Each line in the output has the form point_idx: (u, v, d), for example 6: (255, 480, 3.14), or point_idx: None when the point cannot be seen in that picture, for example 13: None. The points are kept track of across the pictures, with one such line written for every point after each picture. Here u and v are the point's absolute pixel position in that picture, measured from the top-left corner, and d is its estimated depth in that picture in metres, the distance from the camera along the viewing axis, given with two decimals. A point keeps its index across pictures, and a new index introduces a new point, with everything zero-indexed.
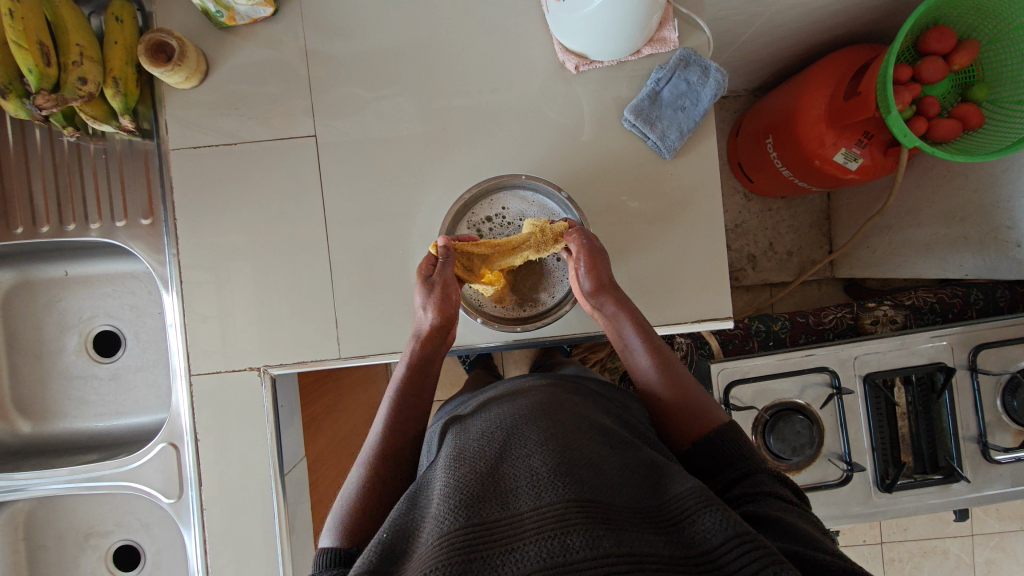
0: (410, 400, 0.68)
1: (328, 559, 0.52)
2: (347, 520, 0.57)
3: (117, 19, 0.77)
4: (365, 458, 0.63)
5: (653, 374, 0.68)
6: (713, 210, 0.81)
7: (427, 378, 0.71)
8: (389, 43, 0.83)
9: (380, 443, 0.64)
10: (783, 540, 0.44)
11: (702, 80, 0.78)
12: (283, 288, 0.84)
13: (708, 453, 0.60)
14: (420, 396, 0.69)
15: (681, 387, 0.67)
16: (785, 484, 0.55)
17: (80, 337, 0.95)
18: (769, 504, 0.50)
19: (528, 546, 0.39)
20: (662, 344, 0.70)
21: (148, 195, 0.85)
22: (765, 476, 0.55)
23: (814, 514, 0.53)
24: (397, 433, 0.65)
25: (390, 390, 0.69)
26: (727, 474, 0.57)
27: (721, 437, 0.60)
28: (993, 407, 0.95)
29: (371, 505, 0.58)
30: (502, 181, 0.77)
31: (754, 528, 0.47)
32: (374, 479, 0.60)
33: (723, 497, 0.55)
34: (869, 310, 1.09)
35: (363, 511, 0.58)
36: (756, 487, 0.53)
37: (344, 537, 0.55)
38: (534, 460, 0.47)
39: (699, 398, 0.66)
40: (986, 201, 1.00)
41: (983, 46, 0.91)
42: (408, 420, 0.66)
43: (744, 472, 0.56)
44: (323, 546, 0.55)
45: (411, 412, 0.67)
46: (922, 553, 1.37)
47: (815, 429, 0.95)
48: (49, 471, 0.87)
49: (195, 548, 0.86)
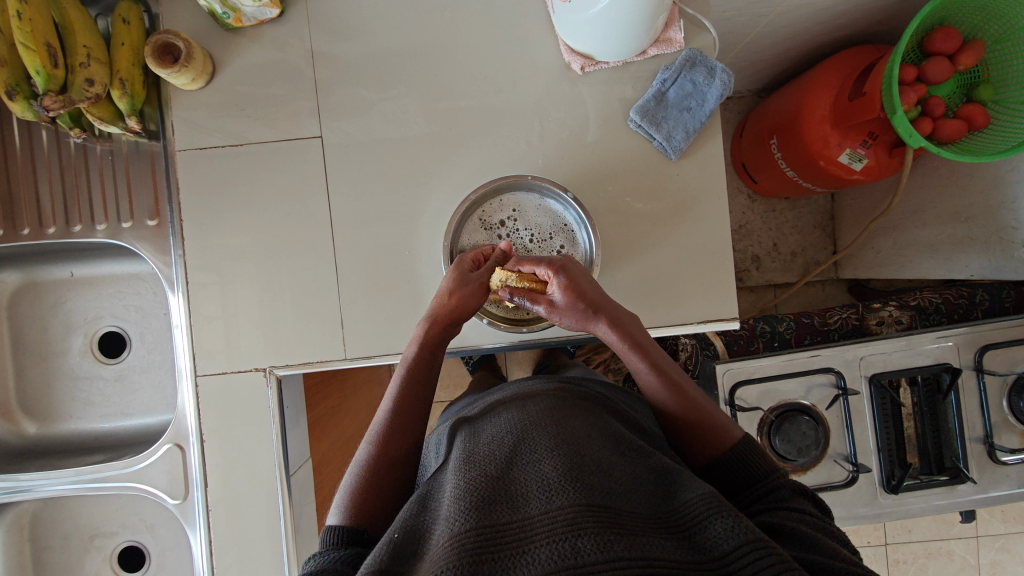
0: (420, 381, 0.67)
1: (335, 537, 0.52)
2: (354, 498, 0.56)
3: (125, 21, 0.78)
4: (372, 436, 0.62)
5: (665, 394, 0.65)
6: (720, 210, 0.81)
7: (432, 364, 0.69)
8: (395, 44, 0.83)
9: (389, 420, 0.63)
10: (802, 550, 0.44)
11: (707, 80, 0.78)
12: (288, 289, 0.84)
13: (727, 472, 0.58)
14: (429, 376, 0.68)
15: (693, 403, 0.64)
16: (809, 499, 0.54)
17: (86, 338, 0.96)
18: (785, 516, 0.50)
19: (539, 548, 0.39)
20: (672, 368, 0.67)
21: (155, 197, 0.85)
22: (787, 491, 0.54)
23: (838, 530, 0.52)
24: (407, 420, 0.63)
25: (400, 370, 0.68)
26: (747, 492, 0.55)
27: (742, 455, 0.58)
28: (999, 408, 0.95)
29: (380, 482, 0.58)
30: (508, 182, 0.78)
31: (773, 539, 0.47)
32: (380, 460, 0.60)
33: (745, 512, 0.54)
34: (875, 311, 1.09)
35: (369, 490, 0.57)
36: (775, 500, 0.53)
37: (351, 516, 0.54)
38: (544, 465, 0.47)
39: (712, 414, 0.63)
40: (991, 201, 1.00)
41: (989, 46, 0.91)
42: (415, 408, 0.64)
43: (764, 488, 0.55)
44: (331, 525, 0.54)
45: (419, 393, 0.66)
46: (927, 555, 1.37)
47: (821, 430, 0.95)
48: (55, 472, 0.87)
49: (200, 549, 0.86)
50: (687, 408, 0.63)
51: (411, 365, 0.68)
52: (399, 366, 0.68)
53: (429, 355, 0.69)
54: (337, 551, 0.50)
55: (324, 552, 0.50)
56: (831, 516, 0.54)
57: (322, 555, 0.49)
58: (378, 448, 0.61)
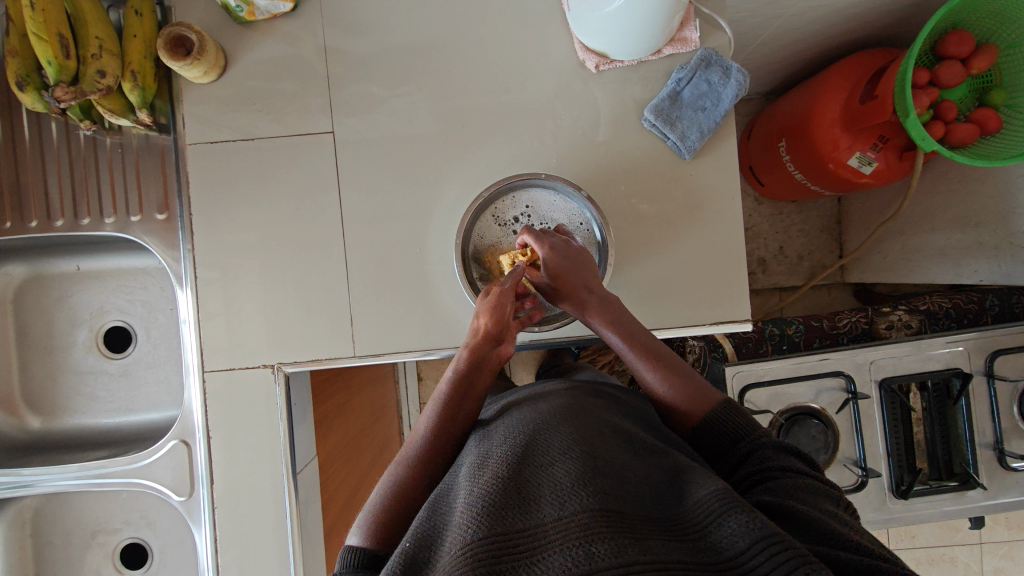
0: (456, 411, 0.64)
1: (356, 559, 0.51)
2: (374, 519, 0.55)
3: (137, 13, 0.77)
4: (401, 462, 0.61)
5: (653, 376, 0.64)
6: (732, 211, 0.81)
7: (467, 394, 0.66)
8: (407, 41, 0.82)
9: (421, 449, 0.61)
10: (802, 530, 0.43)
11: (723, 80, 0.78)
12: (296, 286, 0.84)
13: (709, 440, 0.58)
14: (466, 407, 0.65)
15: (685, 386, 0.62)
16: (795, 455, 0.54)
17: (91, 332, 0.95)
18: (783, 487, 0.48)
19: (553, 557, 0.38)
20: (676, 364, 0.64)
21: (163, 191, 0.84)
22: (770, 451, 0.54)
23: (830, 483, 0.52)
24: (436, 447, 0.61)
25: (434, 401, 0.65)
26: (730, 459, 0.56)
27: (721, 416, 0.58)
28: (1010, 414, 0.94)
29: (404, 501, 0.57)
30: (521, 180, 0.77)
31: (765, 514, 0.46)
32: (409, 486, 0.58)
33: (733, 480, 0.54)
34: (884, 315, 1.08)
35: (394, 517, 0.55)
36: (765, 463, 0.52)
37: (372, 539, 0.54)
38: (556, 467, 0.46)
39: (704, 392, 0.62)
40: (1002, 206, 0.99)
41: (1002, 51, 0.91)
42: (447, 439, 0.62)
43: (745, 451, 0.55)
44: (350, 545, 0.53)
45: (455, 421, 0.63)
46: (930, 560, 1.36)
47: (830, 433, 0.94)
48: (59, 467, 0.86)
49: (205, 547, 0.85)
50: (678, 391, 0.62)
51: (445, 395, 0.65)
52: (435, 398, 0.66)
53: (470, 380, 0.66)
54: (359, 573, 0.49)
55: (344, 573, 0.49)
56: (819, 467, 0.55)
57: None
58: (407, 475, 0.59)
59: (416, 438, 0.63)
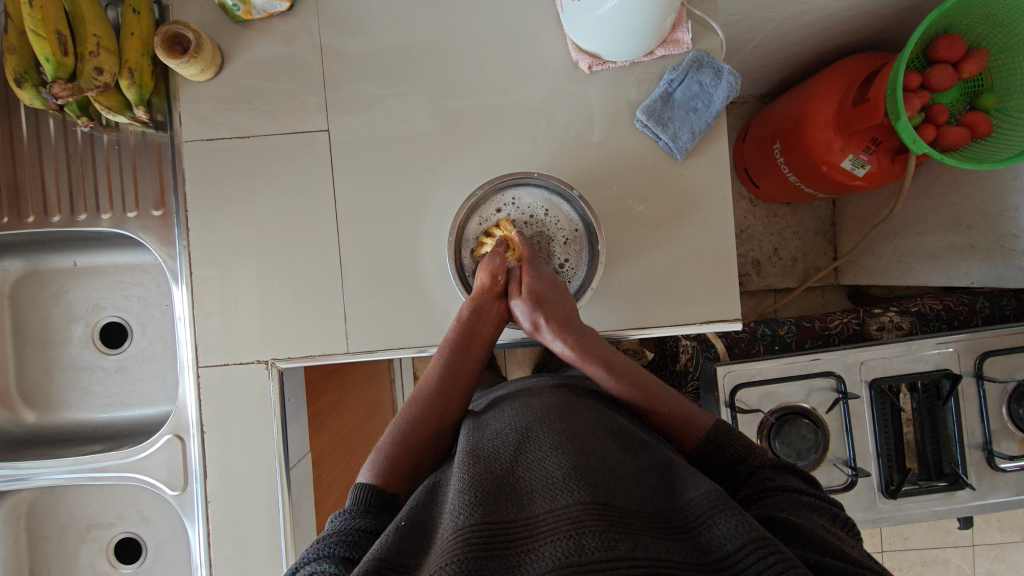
0: (459, 368, 0.69)
1: (365, 498, 0.52)
2: (385, 460, 0.57)
3: (134, 11, 0.78)
4: (413, 406, 0.64)
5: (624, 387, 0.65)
6: (722, 213, 0.82)
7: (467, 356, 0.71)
8: (402, 41, 0.83)
9: (429, 397, 0.65)
10: (797, 543, 0.42)
11: (713, 82, 0.78)
12: (290, 283, 0.84)
13: (706, 460, 0.58)
14: (468, 366, 0.70)
15: (652, 392, 0.64)
16: (791, 472, 0.54)
17: (87, 328, 0.96)
18: (775, 504, 0.49)
19: (545, 546, 0.38)
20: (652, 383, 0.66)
21: (159, 188, 0.85)
22: (768, 470, 0.54)
23: (833, 503, 0.52)
24: (439, 397, 0.65)
25: (439, 358, 0.70)
26: (733, 476, 0.55)
27: (718, 435, 0.58)
28: (998, 415, 0.95)
29: (411, 447, 0.59)
30: (512, 179, 0.78)
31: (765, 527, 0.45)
32: (414, 436, 0.60)
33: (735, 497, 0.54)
34: (875, 316, 1.08)
35: (400, 461, 0.57)
36: (762, 483, 0.52)
37: (380, 480, 0.55)
38: (549, 462, 0.47)
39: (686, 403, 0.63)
40: (992, 209, 1.00)
41: (993, 55, 0.91)
42: (451, 394, 0.66)
43: (746, 471, 0.55)
44: (359, 482, 0.55)
45: (458, 376, 0.68)
46: (922, 562, 1.37)
47: (821, 433, 0.95)
48: (53, 461, 0.86)
49: (198, 542, 0.85)
50: (651, 397, 0.64)
51: (449, 357, 0.70)
52: (439, 353, 0.71)
53: (465, 347, 0.71)
54: (361, 517, 0.50)
55: (350, 513, 0.50)
56: (817, 484, 0.54)
57: (349, 516, 0.50)
58: (417, 420, 0.62)
59: (424, 389, 0.66)
